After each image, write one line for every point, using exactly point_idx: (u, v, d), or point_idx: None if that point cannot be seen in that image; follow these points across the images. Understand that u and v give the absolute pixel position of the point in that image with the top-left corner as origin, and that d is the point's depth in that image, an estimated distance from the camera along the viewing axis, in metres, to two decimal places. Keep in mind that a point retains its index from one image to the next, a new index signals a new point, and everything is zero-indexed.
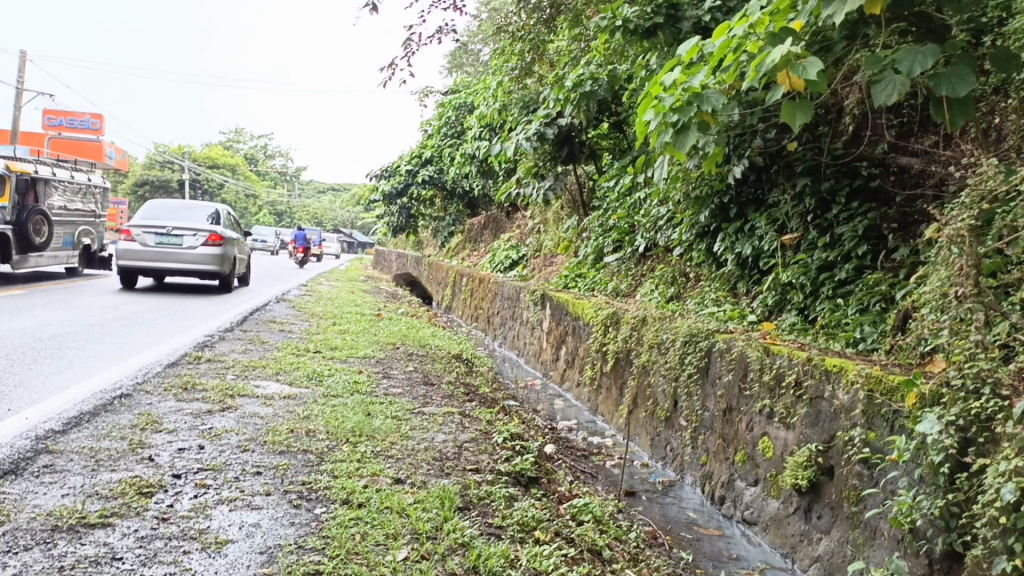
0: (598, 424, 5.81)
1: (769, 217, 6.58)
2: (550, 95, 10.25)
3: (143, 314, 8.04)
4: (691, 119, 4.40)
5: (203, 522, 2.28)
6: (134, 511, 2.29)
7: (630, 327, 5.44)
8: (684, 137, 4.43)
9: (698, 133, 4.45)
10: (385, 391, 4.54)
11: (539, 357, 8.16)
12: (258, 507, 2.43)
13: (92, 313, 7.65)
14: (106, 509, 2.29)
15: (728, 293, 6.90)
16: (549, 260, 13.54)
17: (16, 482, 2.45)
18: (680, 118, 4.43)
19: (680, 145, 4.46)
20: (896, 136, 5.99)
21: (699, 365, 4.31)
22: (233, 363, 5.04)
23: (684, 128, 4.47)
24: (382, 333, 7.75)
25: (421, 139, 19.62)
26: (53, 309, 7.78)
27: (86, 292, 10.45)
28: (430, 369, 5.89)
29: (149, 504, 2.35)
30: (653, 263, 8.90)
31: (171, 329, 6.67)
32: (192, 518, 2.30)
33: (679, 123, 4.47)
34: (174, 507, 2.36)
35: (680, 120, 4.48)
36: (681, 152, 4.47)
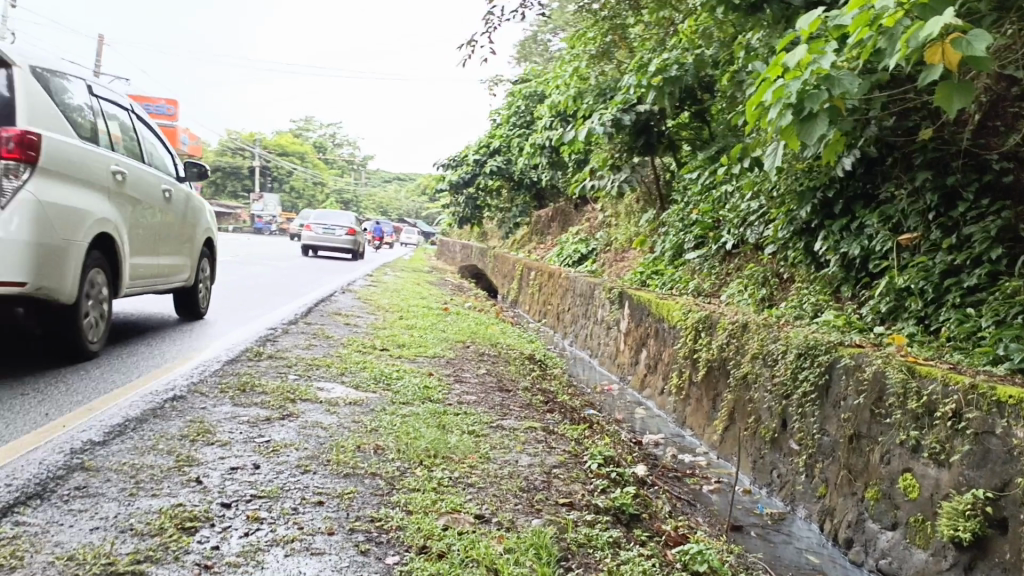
0: (687, 438, 5.29)
1: (881, 214, 5.96)
2: (631, 80, 9.70)
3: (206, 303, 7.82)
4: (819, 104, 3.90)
5: (253, 572, 1.86)
6: (171, 555, 1.90)
7: (727, 334, 4.92)
8: (811, 126, 3.94)
9: (828, 121, 3.97)
10: (459, 399, 4.11)
11: (615, 360, 7.67)
12: (319, 552, 2.01)
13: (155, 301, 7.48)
14: (139, 551, 1.90)
15: (831, 298, 6.29)
16: (621, 255, 13.02)
17: (39, 510, 2.09)
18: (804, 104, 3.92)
19: (806, 135, 3.97)
20: None
21: (818, 383, 3.76)
22: (297, 361, 4.69)
23: (811, 116, 3.98)
24: (451, 329, 7.37)
25: (490, 129, 19.25)
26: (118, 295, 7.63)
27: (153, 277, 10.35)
28: (504, 371, 5.45)
29: (191, 545, 1.96)
30: (740, 262, 8.31)
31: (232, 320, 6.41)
32: (240, 566, 1.88)
33: (805, 111, 3.97)
34: (220, 549, 1.96)
35: (804, 106, 3.97)
36: (808, 143, 3.98)
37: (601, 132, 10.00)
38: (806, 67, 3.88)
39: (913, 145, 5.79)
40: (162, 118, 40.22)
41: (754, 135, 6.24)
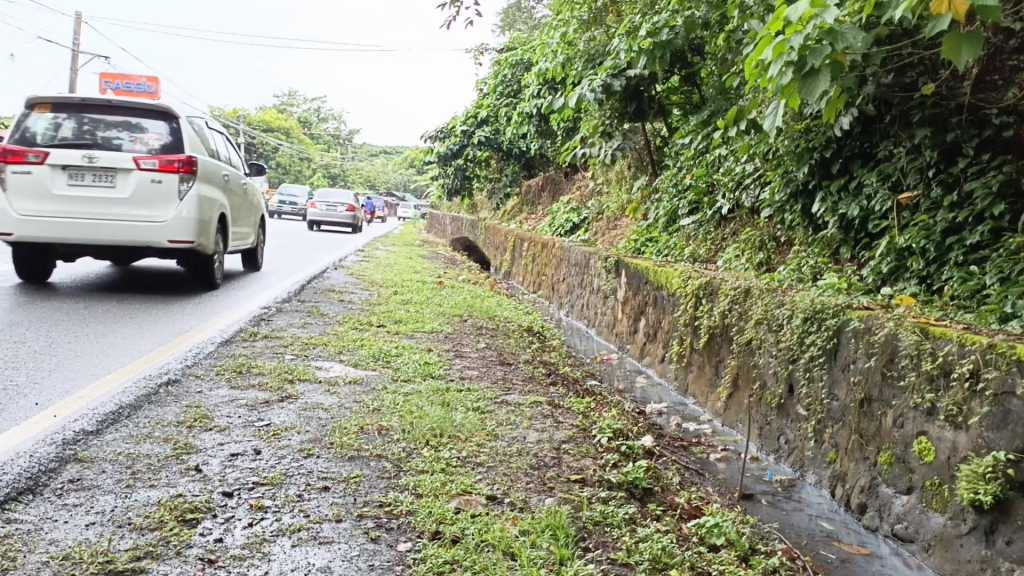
0: (690, 406, 5.24)
1: (880, 173, 5.87)
2: (621, 44, 9.51)
3: (196, 284, 7.71)
4: (822, 60, 3.80)
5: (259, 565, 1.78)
6: (173, 550, 1.81)
7: (729, 300, 4.84)
8: (814, 82, 3.83)
9: (830, 77, 3.87)
10: (460, 375, 4.03)
11: (612, 329, 7.60)
12: (327, 541, 1.93)
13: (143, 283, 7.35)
14: (138, 548, 1.81)
15: (830, 260, 6.22)
16: (613, 223, 12.91)
17: (32, 507, 2.00)
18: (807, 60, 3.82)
19: (809, 91, 3.86)
20: None
21: (826, 347, 3.69)
22: (293, 341, 4.59)
23: (813, 72, 3.86)
24: (447, 303, 7.28)
25: (477, 99, 19.00)
26: (106, 280, 7.49)
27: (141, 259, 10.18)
28: (503, 345, 5.37)
29: (193, 539, 1.87)
30: (736, 226, 8.23)
31: (224, 300, 6.32)
32: (245, 560, 1.80)
33: (807, 67, 3.86)
34: (224, 542, 1.87)
35: (806, 62, 3.87)
36: (811, 100, 3.87)
37: (591, 98, 9.83)
38: (807, 22, 3.79)
39: (911, 102, 5.68)
40: (143, 97, 39.59)
41: (750, 96, 6.12)
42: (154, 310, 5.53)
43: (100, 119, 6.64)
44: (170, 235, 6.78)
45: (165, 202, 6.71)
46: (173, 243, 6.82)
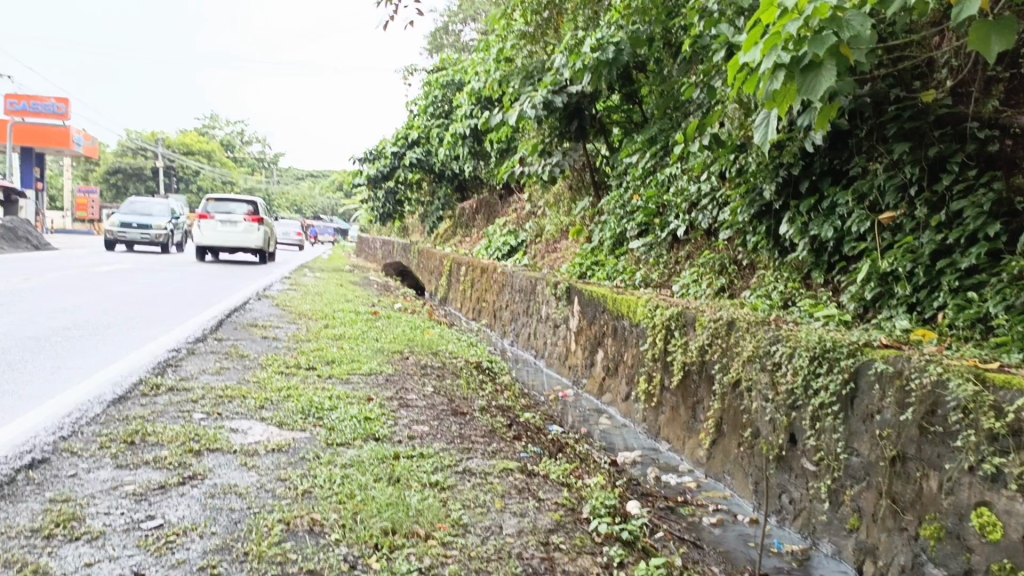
0: (665, 453, 4.67)
1: (854, 191, 5.45)
2: (562, 58, 8.96)
3: (96, 320, 6.82)
4: (825, 51, 3.23)
5: None
6: None
7: (708, 334, 4.31)
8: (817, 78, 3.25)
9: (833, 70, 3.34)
10: (409, 433, 3.35)
11: (565, 361, 7.02)
12: None
13: (32, 319, 6.48)
14: None
15: (801, 286, 5.77)
16: (552, 246, 12.41)
17: None
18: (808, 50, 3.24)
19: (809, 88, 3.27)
20: (1005, 92, 4.92)
21: (841, 393, 3.16)
22: (204, 392, 3.83)
23: (814, 66, 3.34)
24: (383, 336, 6.56)
25: (407, 120, 18.35)
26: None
27: (37, 291, 9.14)
28: (450, 387, 4.70)
29: None
30: (691, 249, 7.77)
31: (125, 341, 5.50)
32: None
33: (806, 60, 3.33)
34: None
35: (804, 53, 3.32)
36: (813, 98, 3.28)
37: (532, 116, 9.19)
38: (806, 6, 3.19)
39: (887, 114, 5.27)
40: (52, 118, 37.49)
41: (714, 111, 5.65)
42: (39, 354, 4.72)
43: (235, 205, 17.60)
44: (254, 243, 17.77)
45: (254, 233, 17.63)
46: (255, 247, 17.68)
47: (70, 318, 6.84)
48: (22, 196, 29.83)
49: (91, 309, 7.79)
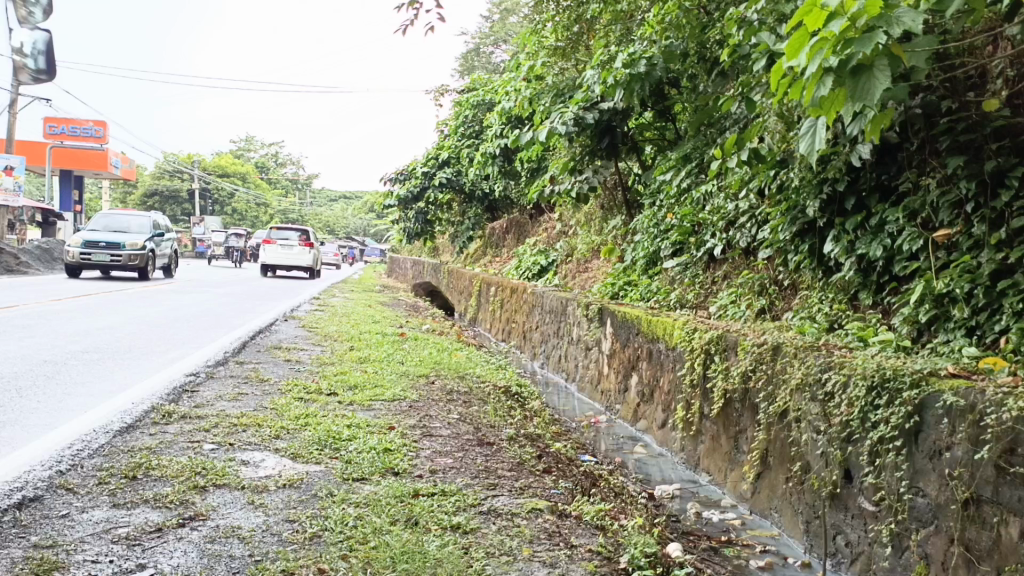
0: (705, 485, 4.38)
1: (904, 208, 5.16)
2: (593, 73, 8.73)
3: (116, 342, 6.69)
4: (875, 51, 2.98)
5: None
6: None
7: (752, 360, 4.03)
8: (870, 82, 3.01)
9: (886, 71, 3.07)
10: (432, 467, 3.11)
11: (597, 386, 6.75)
12: None
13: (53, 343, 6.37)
14: None
15: (847, 307, 5.46)
16: (583, 266, 12.16)
17: None
18: (857, 52, 2.99)
19: (861, 93, 3.03)
20: None
21: (903, 427, 2.88)
22: (217, 421, 3.64)
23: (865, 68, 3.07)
24: (410, 359, 6.34)
25: (437, 140, 18.28)
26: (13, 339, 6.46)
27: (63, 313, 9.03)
28: (476, 414, 4.47)
29: None
30: (728, 268, 7.49)
31: (142, 364, 5.36)
32: None
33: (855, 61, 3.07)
34: None
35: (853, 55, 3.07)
36: (867, 105, 3.03)
37: (562, 133, 8.95)
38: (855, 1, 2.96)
39: (939, 127, 4.98)
40: (89, 141, 37.92)
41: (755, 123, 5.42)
42: (51, 380, 4.57)
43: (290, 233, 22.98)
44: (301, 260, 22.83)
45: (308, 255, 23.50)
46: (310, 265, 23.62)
47: (90, 340, 6.72)
48: (59, 219, 30.25)
49: (114, 330, 7.69)
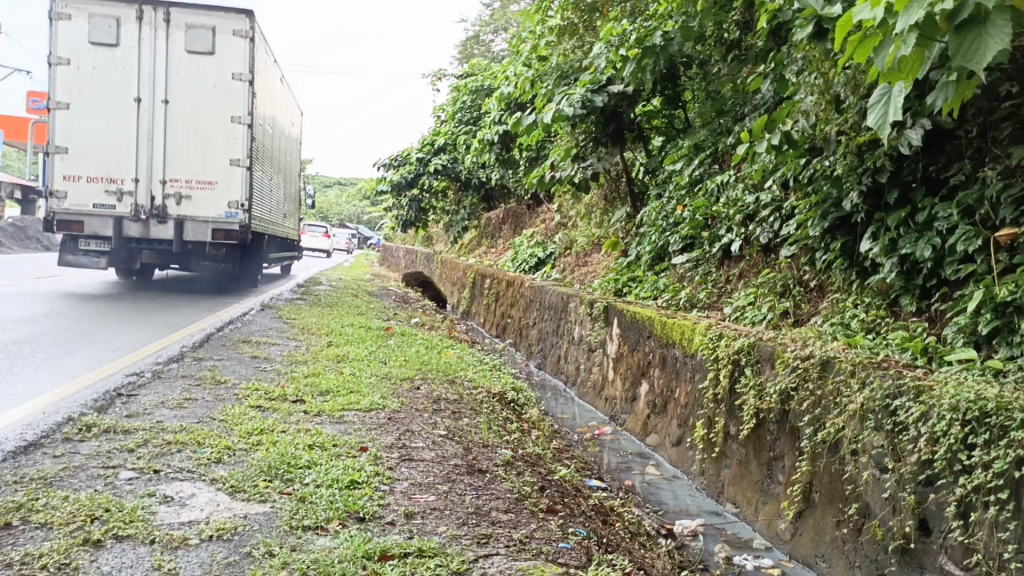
0: (731, 519, 3.76)
1: (958, 202, 4.49)
2: (602, 50, 8.00)
3: (86, 322, 6.84)
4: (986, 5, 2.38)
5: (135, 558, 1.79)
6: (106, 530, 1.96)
7: (793, 377, 3.40)
8: (979, 41, 2.43)
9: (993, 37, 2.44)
10: (406, 510, 2.46)
11: (601, 393, 6.12)
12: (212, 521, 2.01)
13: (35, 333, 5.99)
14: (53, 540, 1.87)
15: (886, 314, 4.82)
16: (583, 259, 11.51)
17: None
18: (968, 2, 2.40)
19: (965, 54, 2.46)
20: None
21: (1010, 476, 2.25)
22: (147, 438, 2.98)
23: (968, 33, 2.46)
24: (393, 358, 5.70)
25: (434, 126, 17.58)
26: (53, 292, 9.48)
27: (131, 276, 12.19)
28: (465, 429, 3.82)
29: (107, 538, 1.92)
30: (746, 266, 6.84)
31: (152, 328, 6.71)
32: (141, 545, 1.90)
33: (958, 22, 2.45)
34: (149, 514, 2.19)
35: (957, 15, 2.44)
36: (974, 69, 2.46)
37: (569, 115, 8.19)
38: None
39: (1002, 111, 4.33)
40: None
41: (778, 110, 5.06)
42: (14, 375, 4.18)
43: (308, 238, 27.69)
44: None
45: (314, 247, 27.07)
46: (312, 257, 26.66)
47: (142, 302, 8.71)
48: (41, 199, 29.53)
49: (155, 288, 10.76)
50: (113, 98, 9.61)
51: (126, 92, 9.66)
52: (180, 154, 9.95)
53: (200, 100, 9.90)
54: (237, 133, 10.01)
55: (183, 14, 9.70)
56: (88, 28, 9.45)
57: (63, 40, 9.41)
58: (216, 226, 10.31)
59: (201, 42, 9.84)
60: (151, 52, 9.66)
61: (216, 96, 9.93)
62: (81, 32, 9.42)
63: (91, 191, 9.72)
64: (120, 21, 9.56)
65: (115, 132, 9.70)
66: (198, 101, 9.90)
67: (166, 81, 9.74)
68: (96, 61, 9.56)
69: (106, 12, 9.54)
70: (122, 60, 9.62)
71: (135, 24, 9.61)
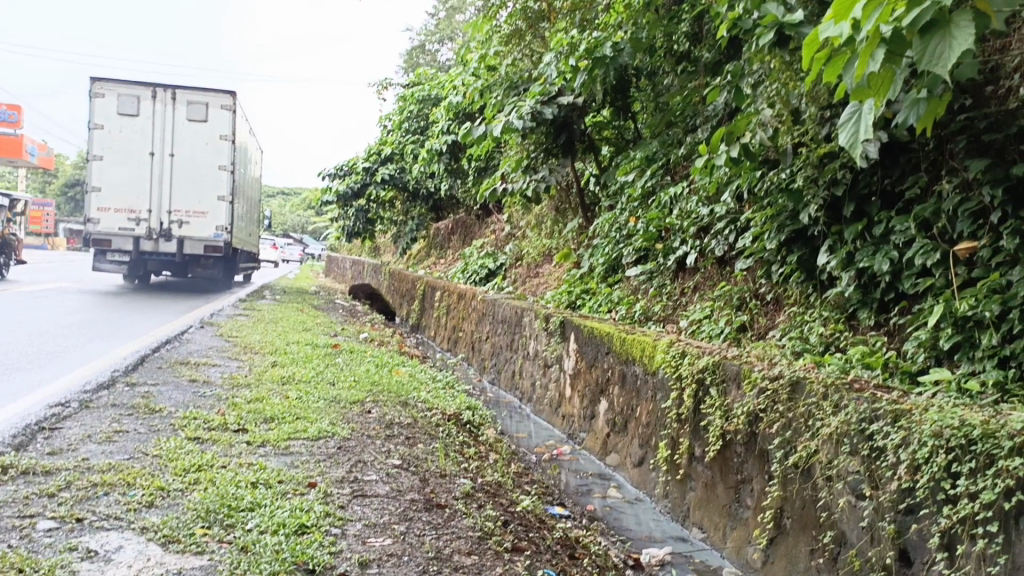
0: (698, 546, 3.63)
1: (915, 216, 4.44)
2: (552, 60, 7.89)
3: (8, 339, 6.44)
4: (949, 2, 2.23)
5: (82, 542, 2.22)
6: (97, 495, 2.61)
7: (762, 400, 3.28)
8: (943, 44, 2.27)
9: (958, 36, 2.27)
10: (357, 559, 2.25)
11: (558, 410, 5.97)
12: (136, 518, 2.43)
13: None
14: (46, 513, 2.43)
15: (845, 328, 4.76)
16: (534, 270, 11.38)
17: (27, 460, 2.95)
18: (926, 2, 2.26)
19: (931, 59, 2.30)
20: None
21: (999, 507, 2.15)
22: (68, 481, 2.71)
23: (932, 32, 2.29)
24: (340, 379, 5.46)
25: (381, 136, 17.32)
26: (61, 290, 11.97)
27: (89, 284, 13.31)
28: (420, 458, 3.62)
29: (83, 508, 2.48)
30: (700, 278, 6.77)
31: (86, 347, 6.35)
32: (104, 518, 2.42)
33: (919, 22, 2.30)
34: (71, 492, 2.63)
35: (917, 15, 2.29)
36: (940, 73, 2.30)
37: (519, 128, 8.05)
38: None
39: (956, 123, 4.30)
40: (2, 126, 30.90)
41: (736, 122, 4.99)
42: None
43: None
44: None
45: None
46: None
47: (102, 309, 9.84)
48: None
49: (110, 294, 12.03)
50: (132, 152, 12.83)
51: (142, 146, 12.88)
52: (179, 190, 13.20)
53: (197, 154, 13.19)
54: (222, 177, 13.39)
55: (185, 92, 12.89)
56: (116, 103, 12.66)
57: (99, 111, 12.62)
58: (206, 245, 13.67)
59: (198, 113, 13.06)
60: (162, 119, 12.87)
61: (209, 151, 13.24)
62: (112, 105, 12.62)
63: (118, 219, 13.09)
64: (139, 95, 12.68)
65: (135, 176, 12.97)
66: (195, 154, 13.18)
67: (172, 140, 13.00)
68: (121, 126, 12.76)
69: (128, 90, 12.67)
70: (138, 122, 12.79)
71: (151, 99, 12.82)
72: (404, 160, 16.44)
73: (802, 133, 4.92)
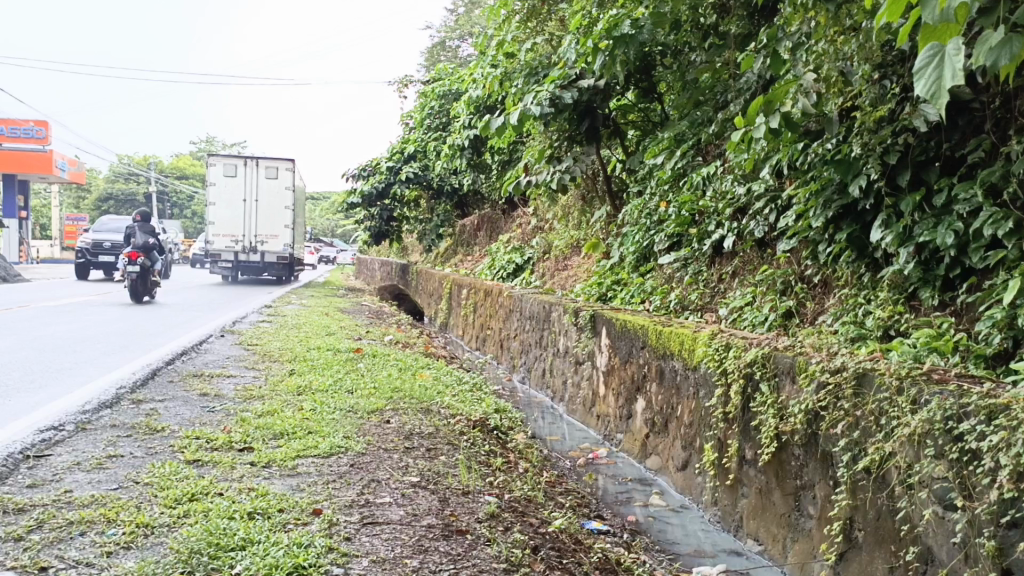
0: (754, 560, 3.25)
1: (981, 182, 3.99)
2: (571, 42, 7.51)
3: (13, 357, 6.19)
4: None
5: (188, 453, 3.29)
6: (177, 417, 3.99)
7: (827, 398, 2.87)
8: None
9: None
10: None
11: (593, 409, 5.60)
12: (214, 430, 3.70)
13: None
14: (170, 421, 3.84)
15: (905, 309, 4.33)
16: (563, 262, 11.00)
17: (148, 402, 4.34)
18: None
19: None
20: None
21: None
22: (37, 522, 2.39)
23: None
24: (360, 386, 5.15)
25: (402, 134, 17.01)
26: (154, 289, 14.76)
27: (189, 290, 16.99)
28: (440, 473, 3.28)
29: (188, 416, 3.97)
30: (739, 263, 6.35)
31: (100, 361, 6.10)
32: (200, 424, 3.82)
33: None
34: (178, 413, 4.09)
35: None
36: None
37: (538, 115, 7.63)
38: None
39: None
40: (29, 142, 30.90)
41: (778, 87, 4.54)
42: None
43: None
44: None
45: None
46: None
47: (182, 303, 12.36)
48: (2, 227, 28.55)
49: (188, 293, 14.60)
50: (231, 198, 16.98)
51: (238, 195, 17.03)
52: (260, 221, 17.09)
53: (271, 197, 17.16)
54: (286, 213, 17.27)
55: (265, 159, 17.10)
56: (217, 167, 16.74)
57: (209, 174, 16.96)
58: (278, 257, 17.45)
59: (274, 172, 17.20)
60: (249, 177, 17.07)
61: (279, 194, 17.18)
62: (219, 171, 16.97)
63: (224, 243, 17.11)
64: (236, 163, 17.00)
65: (231, 215, 17.03)
66: (271, 197, 17.15)
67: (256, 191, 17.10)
68: (223, 183, 16.99)
69: (231, 160, 17.02)
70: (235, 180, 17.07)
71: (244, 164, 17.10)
72: (427, 157, 16.11)
73: (850, 98, 4.47)
